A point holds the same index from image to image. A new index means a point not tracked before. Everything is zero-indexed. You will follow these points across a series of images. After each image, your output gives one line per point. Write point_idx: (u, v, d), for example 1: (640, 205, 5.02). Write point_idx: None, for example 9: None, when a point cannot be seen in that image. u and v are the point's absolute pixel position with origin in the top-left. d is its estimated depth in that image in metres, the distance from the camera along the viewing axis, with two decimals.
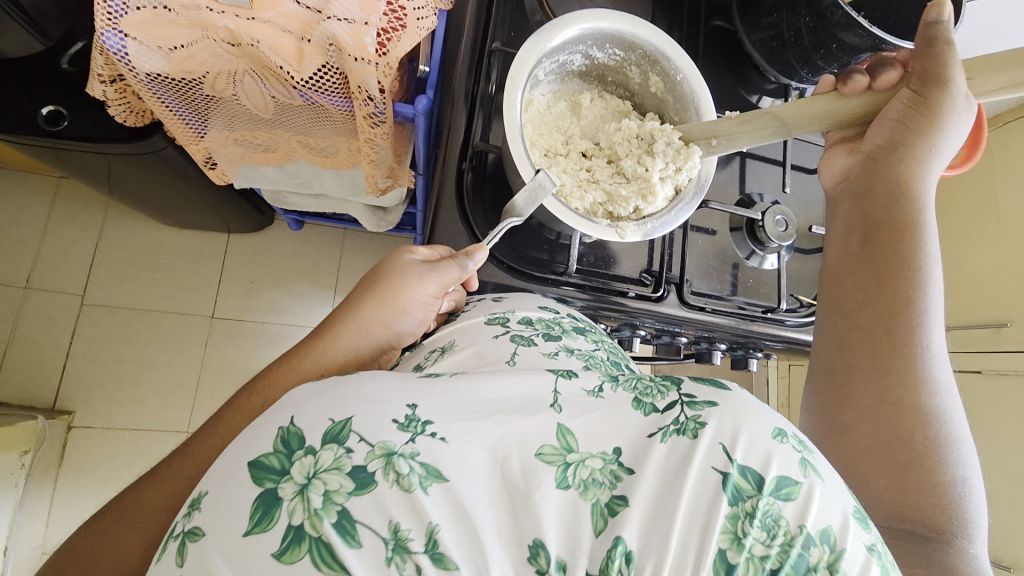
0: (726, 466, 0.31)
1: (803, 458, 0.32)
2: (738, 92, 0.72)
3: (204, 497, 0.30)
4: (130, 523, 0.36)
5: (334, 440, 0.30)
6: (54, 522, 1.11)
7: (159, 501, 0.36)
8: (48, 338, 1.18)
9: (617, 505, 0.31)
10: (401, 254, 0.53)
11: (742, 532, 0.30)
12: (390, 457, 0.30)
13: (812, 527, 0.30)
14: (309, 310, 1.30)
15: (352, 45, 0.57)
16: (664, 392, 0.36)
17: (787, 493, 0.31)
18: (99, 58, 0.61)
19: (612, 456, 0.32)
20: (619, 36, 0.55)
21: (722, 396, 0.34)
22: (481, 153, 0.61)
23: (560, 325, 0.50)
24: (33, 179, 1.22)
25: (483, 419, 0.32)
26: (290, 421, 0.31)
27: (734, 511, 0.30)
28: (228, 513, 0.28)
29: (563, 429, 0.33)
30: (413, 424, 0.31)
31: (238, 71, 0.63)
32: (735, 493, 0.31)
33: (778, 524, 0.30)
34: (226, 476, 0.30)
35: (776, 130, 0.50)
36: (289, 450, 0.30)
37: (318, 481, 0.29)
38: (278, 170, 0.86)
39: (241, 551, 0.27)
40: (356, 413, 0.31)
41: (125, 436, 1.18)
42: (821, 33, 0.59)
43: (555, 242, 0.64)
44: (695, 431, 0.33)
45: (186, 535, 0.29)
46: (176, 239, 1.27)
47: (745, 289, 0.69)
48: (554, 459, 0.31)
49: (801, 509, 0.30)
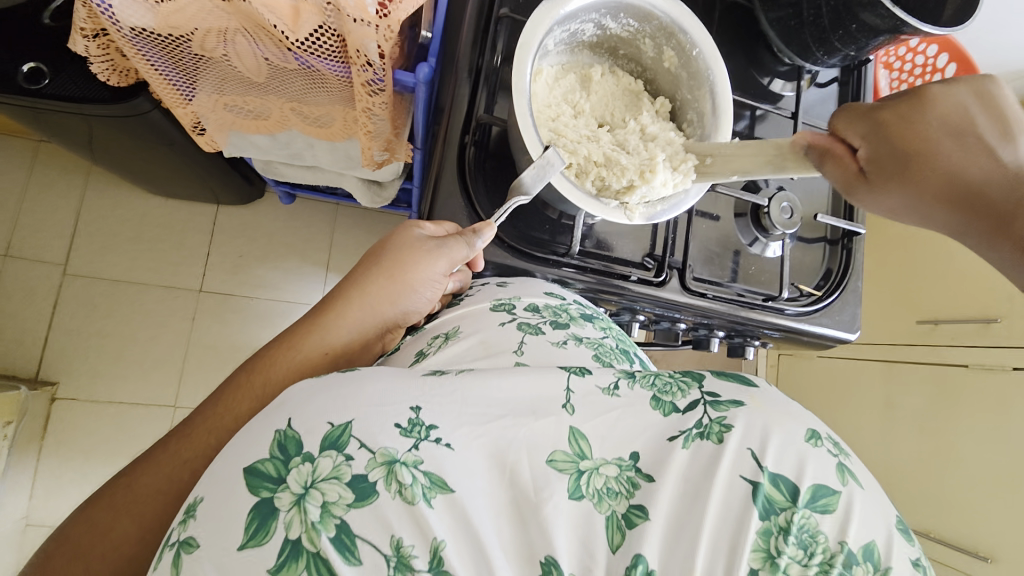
0: (756, 475, 0.30)
1: (839, 464, 0.31)
2: (750, 74, 0.70)
3: (198, 504, 0.28)
4: (125, 506, 0.35)
5: (333, 446, 0.29)
6: (39, 494, 1.09)
7: (155, 483, 0.35)
8: (28, 308, 1.15)
9: (634, 517, 0.30)
10: (410, 229, 0.51)
11: (775, 550, 0.29)
12: (391, 466, 0.29)
13: (853, 544, 0.29)
14: (300, 287, 1.28)
15: (351, 5, 0.54)
16: (686, 390, 0.35)
17: (825, 505, 0.30)
18: (80, 9, 0.57)
19: (629, 462, 0.32)
20: (634, 5, 0.53)
21: (747, 395, 0.34)
22: (485, 126, 0.59)
23: (568, 312, 0.49)
24: (11, 142, 1.17)
25: (490, 424, 0.32)
26: (287, 424, 0.30)
27: (767, 526, 0.29)
28: (222, 524, 0.27)
29: (575, 433, 0.32)
30: (417, 429, 0.30)
31: (228, 29, 0.59)
32: (766, 506, 0.30)
33: (816, 540, 0.29)
34: (219, 483, 0.28)
35: (773, 159, 0.46)
36: (285, 457, 0.28)
37: (316, 492, 0.28)
38: (270, 139, 0.83)
39: (238, 565, 0.26)
40: (357, 417, 0.30)
41: (109, 409, 1.15)
42: (840, 11, 0.58)
43: (556, 222, 0.62)
44: (720, 435, 0.32)
45: (181, 545, 0.27)
46: (162, 209, 1.23)
47: (746, 276, 0.68)
48: (566, 468, 0.31)
49: (840, 524, 0.29)
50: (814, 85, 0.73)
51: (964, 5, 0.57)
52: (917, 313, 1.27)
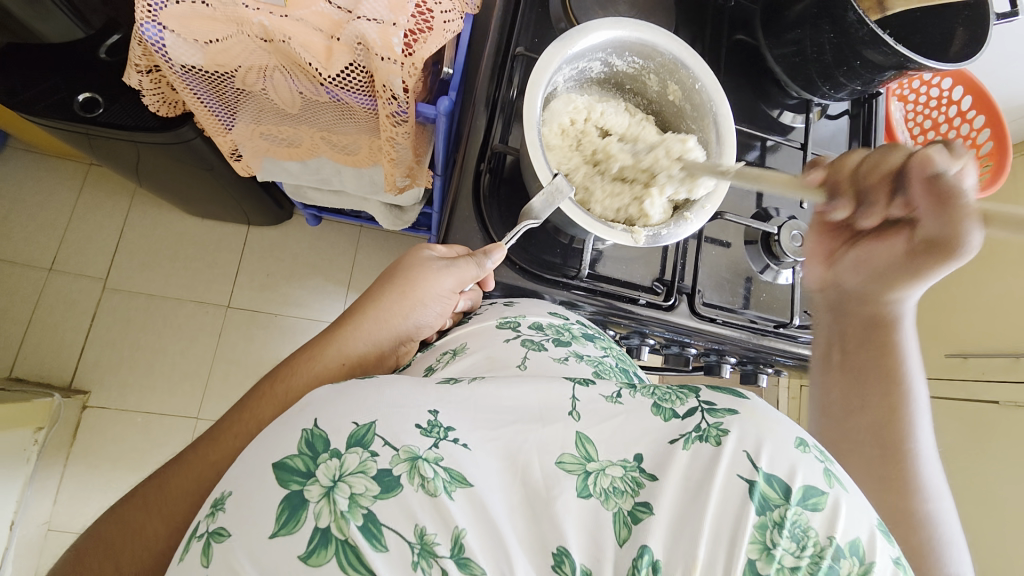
0: (752, 474, 0.33)
1: (826, 469, 0.33)
2: (758, 107, 0.73)
3: (227, 498, 0.30)
4: (155, 505, 0.37)
5: (358, 444, 0.31)
6: (63, 500, 1.13)
7: (184, 486, 0.37)
8: (69, 319, 1.22)
9: (640, 513, 0.32)
10: (420, 250, 0.54)
11: (771, 542, 0.31)
12: (414, 462, 0.31)
13: (841, 538, 0.31)
14: (322, 304, 1.32)
15: (379, 44, 0.59)
16: (684, 398, 0.37)
17: (814, 503, 0.32)
18: (136, 49, 0.64)
19: (634, 463, 0.34)
20: (638, 44, 0.57)
21: (742, 404, 0.36)
22: (499, 155, 0.62)
23: (570, 331, 0.51)
24: (65, 165, 1.27)
25: (506, 426, 0.34)
26: (313, 423, 0.32)
27: (763, 520, 0.31)
28: (255, 515, 0.28)
29: (582, 437, 0.34)
30: (437, 429, 0.32)
31: (268, 66, 0.65)
32: (763, 502, 0.32)
33: (808, 534, 0.31)
34: (250, 477, 0.30)
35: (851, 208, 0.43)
36: (313, 453, 0.30)
37: (344, 484, 0.29)
38: (301, 165, 0.88)
39: (268, 553, 0.27)
40: (379, 418, 0.32)
41: (136, 419, 1.20)
42: (844, 49, 0.59)
43: (567, 246, 0.64)
44: (718, 439, 0.34)
45: (211, 535, 0.29)
46: (197, 229, 1.30)
47: (758, 302, 0.68)
48: (574, 468, 0.33)
49: (829, 521, 0.31)
50: (824, 117, 0.75)
51: (973, 33, 0.59)
52: (943, 346, 1.22)
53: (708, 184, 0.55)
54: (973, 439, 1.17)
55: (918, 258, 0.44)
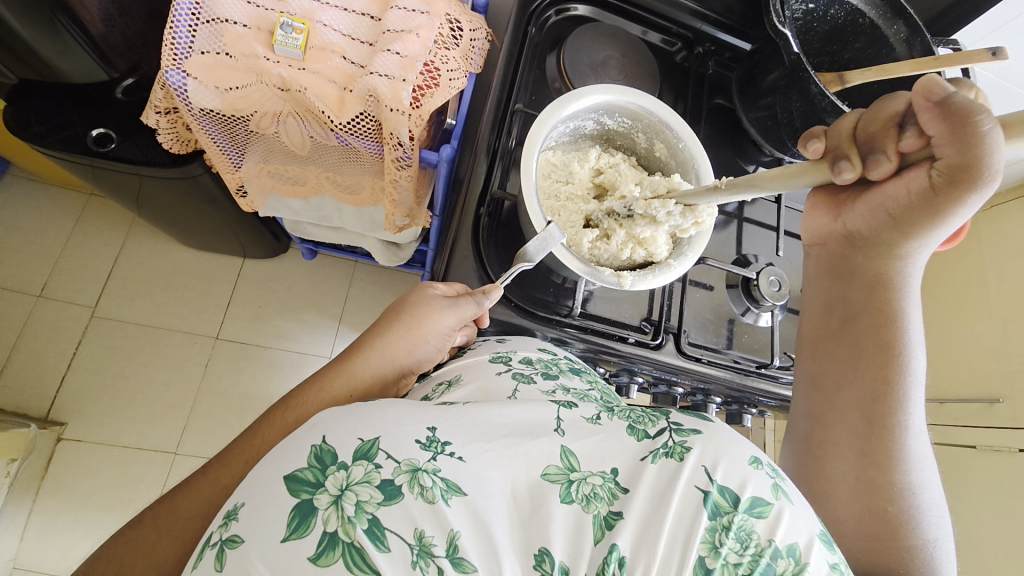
0: (707, 484, 0.35)
1: (775, 483, 0.36)
2: (736, 162, 0.79)
3: (240, 509, 0.31)
4: (164, 527, 0.37)
5: (364, 457, 0.33)
6: (28, 538, 1.08)
7: (190, 510, 0.38)
8: (52, 348, 1.20)
9: (613, 519, 0.34)
10: (426, 289, 0.56)
11: (718, 542, 0.34)
12: (415, 473, 0.33)
13: (780, 541, 0.34)
14: (313, 338, 1.32)
15: (389, 97, 0.65)
16: (655, 420, 0.40)
17: (760, 511, 0.34)
18: (160, 91, 0.68)
19: (610, 474, 0.36)
20: (627, 107, 0.62)
21: (704, 426, 0.39)
22: (498, 201, 0.66)
23: (558, 365, 0.54)
24: (65, 193, 1.29)
25: (496, 441, 0.36)
26: (322, 439, 0.33)
27: (712, 524, 0.34)
28: (264, 525, 0.30)
29: (567, 450, 0.37)
30: (434, 445, 0.34)
31: (283, 112, 0.69)
32: (714, 509, 0.34)
33: (751, 537, 0.34)
34: (261, 489, 0.32)
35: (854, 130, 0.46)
36: (323, 466, 0.32)
37: (350, 493, 0.31)
38: (304, 203, 0.91)
39: (281, 555, 0.29)
40: (383, 433, 0.34)
41: (113, 452, 1.16)
42: (811, 116, 0.65)
43: (560, 286, 0.67)
44: (682, 455, 0.36)
45: (225, 543, 0.30)
46: (193, 260, 1.31)
47: (740, 343, 0.72)
48: (558, 479, 0.35)
49: (771, 526, 0.34)
50: None
51: None
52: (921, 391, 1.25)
53: (690, 237, 0.59)
54: (956, 483, 1.17)
55: (939, 194, 0.44)
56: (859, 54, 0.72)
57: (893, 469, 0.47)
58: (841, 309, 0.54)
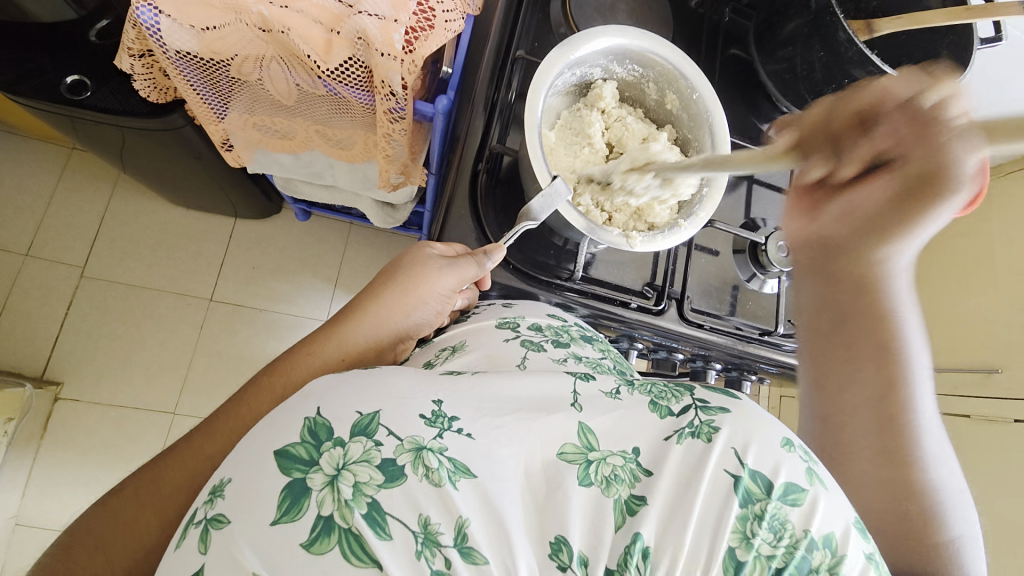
0: (738, 470, 0.34)
1: (809, 468, 0.35)
2: (749, 119, 0.75)
3: (227, 485, 0.30)
4: (147, 498, 0.36)
5: (363, 433, 0.31)
6: (31, 494, 1.10)
7: (178, 479, 0.37)
8: (43, 308, 1.18)
9: (635, 504, 0.33)
10: (423, 248, 0.54)
11: (750, 532, 0.32)
12: (419, 452, 0.31)
13: (816, 532, 0.32)
14: (309, 300, 1.30)
15: (380, 40, 0.59)
16: (678, 397, 0.39)
17: (794, 498, 0.33)
18: (130, 31, 0.63)
19: (632, 455, 0.35)
20: (639, 53, 0.58)
21: (733, 404, 0.37)
22: (497, 156, 0.62)
23: (569, 333, 0.52)
24: (46, 148, 1.24)
25: (506, 418, 0.35)
26: (317, 412, 0.32)
27: (744, 512, 0.33)
28: (254, 504, 0.28)
29: (584, 428, 0.35)
30: (440, 420, 0.33)
31: (265, 57, 0.64)
32: (746, 496, 0.33)
33: (785, 527, 0.33)
34: (250, 466, 0.30)
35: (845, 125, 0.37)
36: (317, 441, 0.30)
37: (348, 473, 0.30)
38: (293, 158, 0.86)
39: (268, 540, 0.27)
40: (383, 408, 0.32)
41: (110, 412, 1.16)
42: (833, 68, 0.61)
43: (562, 248, 0.65)
44: (709, 436, 0.35)
45: (210, 522, 0.29)
46: (182, 219, 1.27)
47: (744, 310, 0.70)
48: (575, 458, 0.34)
49: (806, 515, 0.33)
50: None
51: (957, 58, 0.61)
52: None
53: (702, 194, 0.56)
54: None
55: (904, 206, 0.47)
56: (887, 2, 0.66)
57: (916, 465, 0.43)
58: (831, 310, 0.51)
